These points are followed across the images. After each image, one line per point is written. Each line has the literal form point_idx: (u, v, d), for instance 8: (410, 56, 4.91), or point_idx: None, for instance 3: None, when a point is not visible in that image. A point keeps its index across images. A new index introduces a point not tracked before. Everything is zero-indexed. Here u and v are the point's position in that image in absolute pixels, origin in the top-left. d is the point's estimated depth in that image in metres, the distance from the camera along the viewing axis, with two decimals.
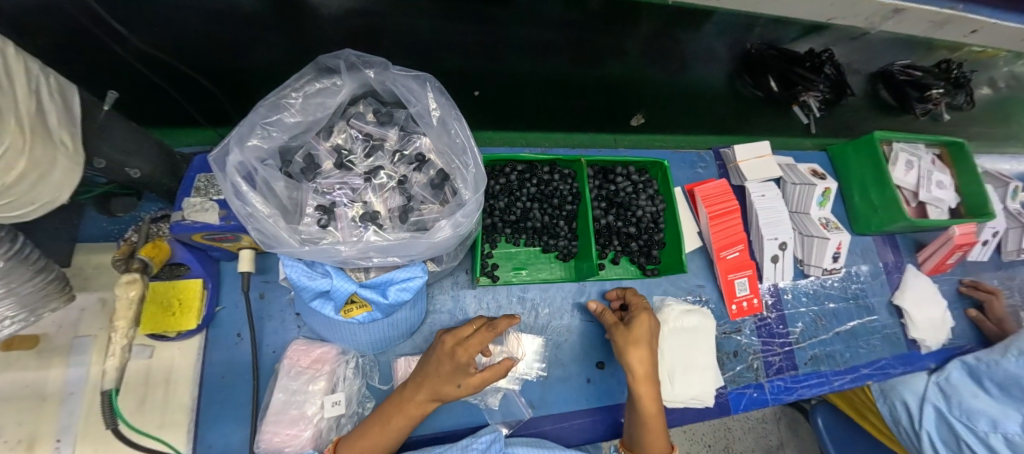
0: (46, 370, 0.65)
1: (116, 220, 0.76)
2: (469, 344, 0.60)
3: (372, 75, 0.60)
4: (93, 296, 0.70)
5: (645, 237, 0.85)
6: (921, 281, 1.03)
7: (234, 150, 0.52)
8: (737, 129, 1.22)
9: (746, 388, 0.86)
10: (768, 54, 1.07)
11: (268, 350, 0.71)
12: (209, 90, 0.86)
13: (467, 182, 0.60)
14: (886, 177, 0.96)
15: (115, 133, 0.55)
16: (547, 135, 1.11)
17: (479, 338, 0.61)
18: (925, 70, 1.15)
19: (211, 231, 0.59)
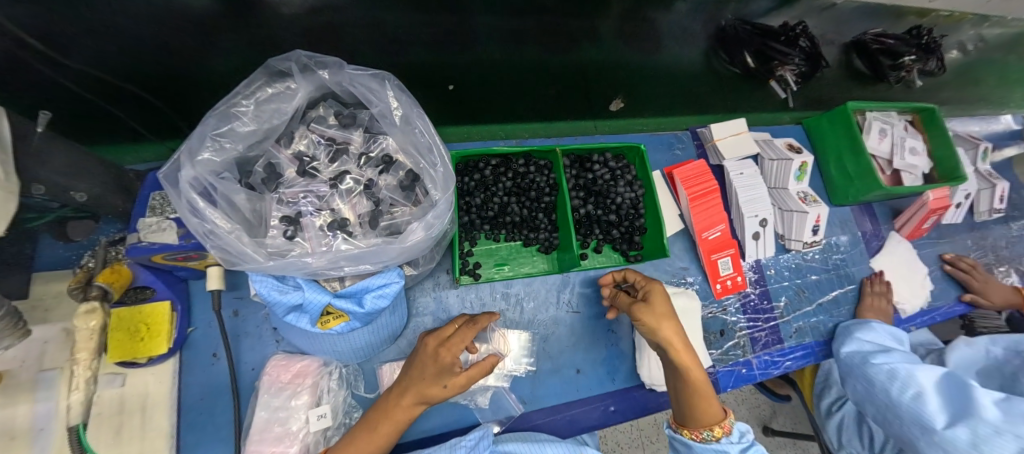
0: (11, 408, 0.62)
1: (72, 245, 0.72)
2: (452, 343, 0.59)
3: (327, 76, 0.57)
4: (56, 328, 0.67)
5: (626, 224, 0.85)
6: (900, 248, 1.06)
7: (185, 165, 0.49)
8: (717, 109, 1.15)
9: (734, 366, 0.87)
10: (744, 29, 1.07)
11: (248, 367, 0.69)
12: (152, 101, 0.81)
13: (436, 181, 0.58)
14: (860, 147, 0.97)
15: (52, 156, 0.51)
16: (524, 126, 1.03)
17: (462, 336, 0.60)
18: (896, 38, 1.15)
19: (172, 252, 0.57)
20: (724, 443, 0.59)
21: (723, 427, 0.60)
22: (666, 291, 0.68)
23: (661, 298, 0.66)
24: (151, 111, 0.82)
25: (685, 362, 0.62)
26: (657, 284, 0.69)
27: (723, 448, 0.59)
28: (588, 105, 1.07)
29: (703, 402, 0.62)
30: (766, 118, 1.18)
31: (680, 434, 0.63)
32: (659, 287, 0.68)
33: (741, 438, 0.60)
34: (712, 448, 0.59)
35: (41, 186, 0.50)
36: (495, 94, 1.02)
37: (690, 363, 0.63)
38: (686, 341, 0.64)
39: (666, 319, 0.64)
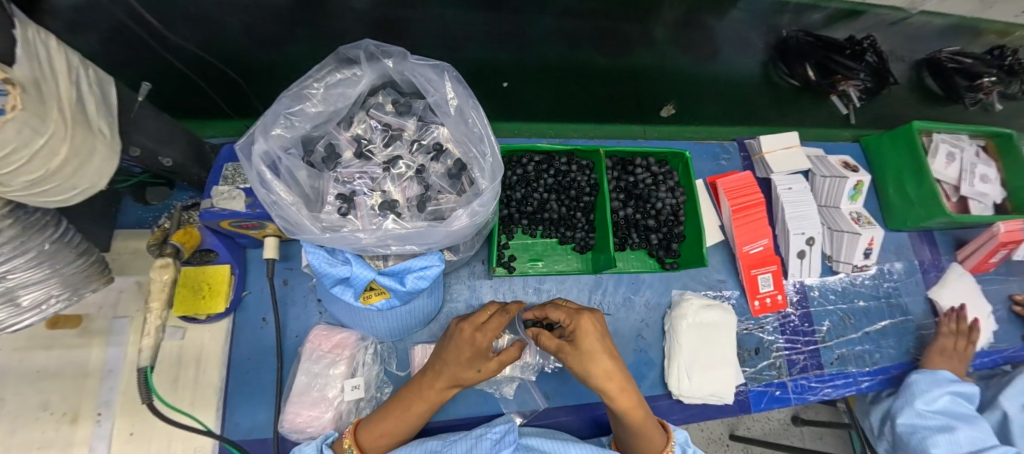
0: (89, 348, 0.69)
1: (151, 208, 0.79)
2: (488, 328, 0.60)
3: (391, 64, 0.61)
4: (130, 279, 0.74)
5: (665, 230, 0.83)
6: (964, 281, 0.97)
7: (259, 139, 0.54)
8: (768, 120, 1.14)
9: (768, 387, 0.83)
10: (805, 41, 1.00)
11: (292, 334, 0.74)
12: (235, 81, 0.86)
13: (484, 171, 0.60)
14: (924, 169, 0.91)
15: (148, 123, 0.57)
16: (575, 125, 1.05)
17: (497, 322, 0.60)
18: (975, 57, 1.07)
19: (238, 219, 0.62)
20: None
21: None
22: (598, 321, 0.59)
23: (589, 336, 0.57)
24: (235, 91, 0.87)
25: (622, 405, 0.57)
26: (589, 319, 0.58)
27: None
28: (638, 110, 1.07)
29: (647, 439, 0.60)
30: (823, 133, 1.14)
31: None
32: (587, 317, 0.58)
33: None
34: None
35: (137, 149, 0.56)
36: (546, 93, 1.02)
37: (631, 407, 0.58)
38: (624, 381, 0.58)
39: (597, 363, 0.57)
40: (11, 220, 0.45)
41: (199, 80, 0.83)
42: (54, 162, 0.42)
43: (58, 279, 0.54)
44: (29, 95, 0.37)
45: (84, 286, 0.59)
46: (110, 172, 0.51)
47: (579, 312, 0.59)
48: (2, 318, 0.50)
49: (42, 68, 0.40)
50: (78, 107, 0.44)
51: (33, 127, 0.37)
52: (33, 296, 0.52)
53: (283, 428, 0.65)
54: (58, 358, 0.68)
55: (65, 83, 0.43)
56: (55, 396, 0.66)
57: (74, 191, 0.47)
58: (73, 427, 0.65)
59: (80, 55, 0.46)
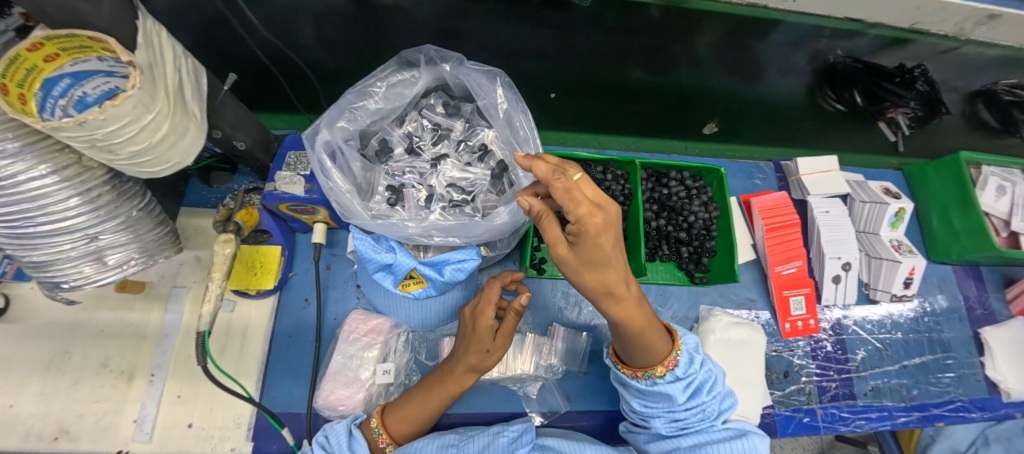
0: (149, 313, 0.76)
1: (214, 190, 0.86)
2: (484, 307, 0.63)
3: (447, 69, 0.65)
4: (190, 253, 0.80)
5: (696, 244, 0.84)
6: (1007, 332, 0.92)
7: (324, 130, 0.59)
8: (808, 142, 1.20)
9: (796, 412, 0.81)
10: (854, 67, 0.97)
11: (331, 316, 0.78)
12: (308, 79, 0.92)
13: (527, 172, 0.64)
14: (972, 201, 0.88)
15: (228, 111, 0.63)
16: (619, 138, 1.19)
17: (489, 296, 0.64)
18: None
19: (296, 202, 0.67)
20: (665, 385, 0.55)
21: (667, 365, 0.55)
22: (613, 219, 0.43)
23: (595, 242, 0.43)
24: (306, 89, 0.95)
25: (620, 313, 0.49)
26: (601, 218, 0.42)
27: (664, 391, 0.56)
28: (680, 128, 1.16)
29: (646, 347, 0.54)
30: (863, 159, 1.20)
31: (620, 368, 0.60)
32: (598, 218, 0.42)
33: (687, 373, 0.55)
34: (655, 390, 0.56)
35: (217, 133, 0.63)
36: (594, 105, 1.08)
37: (631, 315, 0.49)
38: (626, 279, 0.47)
39: (603, 269, 0.45)
40: (109, 187, 0.52)
41: (277, 75, 0.89)
42: (156, 136, 0.47)
43: (138, 243, 0.59)
44: (145, 77, 0.43)
45: (158, 253, 0.64)
46: (196, 151, 0.56)
47: (592, 208, 0.42)
48: (90, 274, 0.55)
49: (156, 57, 0.47)
50: (178, 90, 0.50)
51: (146, 105, 0.43)
52: (119, 256, 0.57)
53: (317, 403, 0.68)
54: (122, 320, 0.75)
55: (170, 69, 0.48)
56: (117, 355, 0.72)
57: (167, 165, 0.53)
58: (129, 385, 0.71)
59: (181, 46, 0.52)
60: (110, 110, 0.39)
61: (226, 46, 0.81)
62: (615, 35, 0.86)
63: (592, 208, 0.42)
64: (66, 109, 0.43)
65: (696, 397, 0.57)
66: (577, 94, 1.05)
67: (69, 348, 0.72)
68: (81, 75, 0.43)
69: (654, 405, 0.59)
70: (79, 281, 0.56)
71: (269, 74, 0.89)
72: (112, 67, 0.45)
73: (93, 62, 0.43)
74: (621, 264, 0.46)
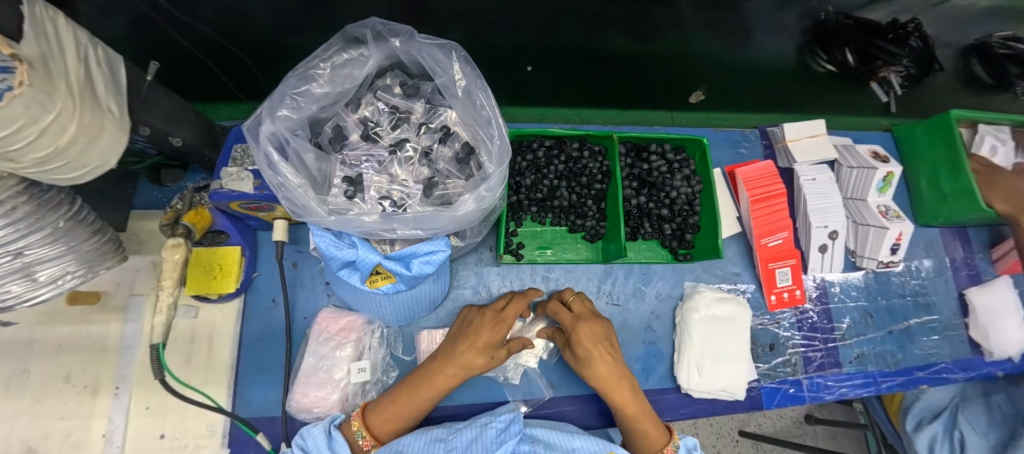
0: (107, 325, 0.72)
1: (165, 190, 0.80)
2: (504, 317, 0.66)
3: (397, 44, 0.59)
4: (145, 259, 0.76)
5: (679, 220, 0.81)
6: (1001, 296, 0.90)
7: (266, 120, 0.54)
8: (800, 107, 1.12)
9: (782, 384, 0.81)
10: (845, 24, 0.93)
11: (301, 316, 0.75)
12: (244, 62, 0.84)
13: (491, 155, 0.59)
14: (960, 161, 0.85)
15: (157, 103, 0.57)
16: (601, 112, 1.09)
17: (512, 309, 0.67)
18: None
19: (247, 200, 0.62)
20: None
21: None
22: (596, 329, 0.66)
23: (583, 341, 0.64)
24: (244, 74, 0.86)
25: (616, 400, 0.63)
26: (585, 326, 0.65)
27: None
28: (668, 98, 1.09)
29: (643, 435, 0.63)
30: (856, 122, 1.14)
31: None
32: (584, 326, 0.65)
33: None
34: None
35: (147, 128, 0.57)
36: (571, 77, 1.02)
37: (624, 400, 0.63)
38: (618, 377, 0.64)
39: (592, 361, 0.64)
40: (26, 197, 0.46)
41: (208, 60, 0.81)
42: (63, 139, 0.42)
43: (72, 256, 0.55)
44: (36, 71, 0.37)
45: (99, 264, 0.60)
46: (119, 152, 0.51)
47: (580, 318, 0.67)
48: (20, 292, 0.52)
49: (48, 44, 0.40)
50: (86, 84, 0.44)
51: (41, 103, 0.37)
52: (50, 271, 0.53)
53: (292, 407, 0.66)
54: (79, 333, 0.71)
55: (72, 59, 0.42)
56: (77, 370, 0.69)
57: (85, 169, 0.48)
58: (94, 399, 0.68)
59: (86, 33, 0.45)
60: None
61: (156, 31, 0.73)
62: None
63: (579, 320, 0.66)
64: None
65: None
66: (551, 66, 0.98)
67: (25, 366, 0.68)
68: None
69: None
70: (9, 301, 0.52)
71: (199, 59, 0.80)
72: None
73: None
74: (607, 359, 0.64)
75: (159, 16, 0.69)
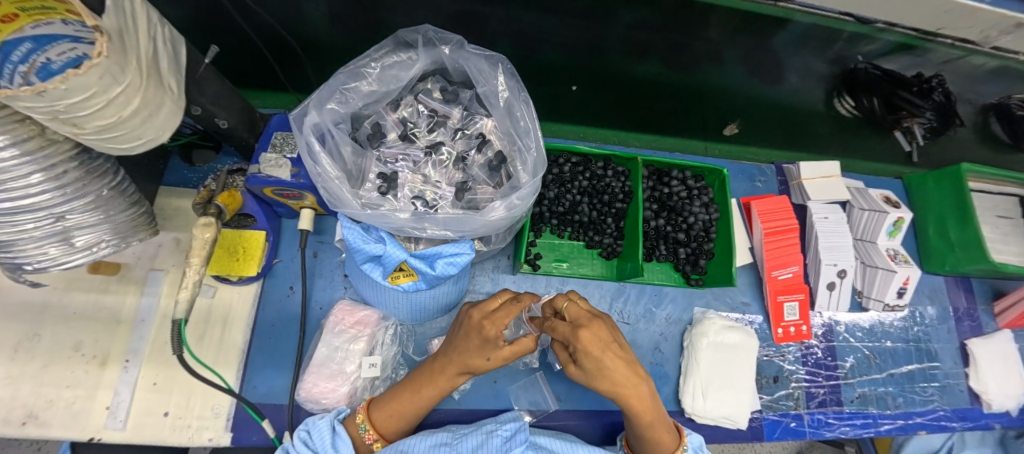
0: (125, 297, 0.72)
1: (196, 169, 0.82)
2: (495, 318, 0.56)
3: (446, 52, 0.62)
4: (169, 235, 0.76)
5: (694, 246, 0.83)
6: (990, 348, 0.93)
7: (313, 111, 0.56)
8: (828, 153, 1.20)
9: (783, 417, 0.81)
10: (873, 74, 0.94)
11: (316, 306, 0.76)
12: (300, 58, 0.88)
13: (526, 165, 0.61)
14: (968, 212, 0.88)
15: (209, 85, 0.59)
16: (641, 136, 1.15)
17: (504, 313, 0.56)
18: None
19: (282, 187, 0.63)
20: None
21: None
22: (602, 334, 0.55)
23: (590, 354, 0.54)
24: (297, 69, 0.90)
25: (634, 406, 0.57)
26: (587, 337, 0.54)
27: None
28: (702, 127, 1.13)
29: (653, 440, 0.61)
30: (882, 168, 1.20)
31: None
32: (584, 334, 0.54)
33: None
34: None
35: (198, 108, 0.59)
36: (606, 98, 1.05)
37: (644, 410, 0.58)
38: (633, 379, 0.57)
39: (603, 375, 0.55)
40: (76, 163, 0.48)
41: (266, 51, 0.84)
42: (125, 111, 0.43)
43: (109, 224, 0.56)
44: (113, 44, 0.39)
45: (132, 235, 0.61)
46: (172, 128, 0.53)
47: (581, 324, 0.55)
48: (56, 255, 0.53)
49: (126, 20, 0.42)
50: (153, 61, 0.46)
51: (114, 75, 0.39)
52: (87, 238, 0.54)
53: (300, 396, 0.66)
54: (96, 302, 0.71)
55: (144, 37, 0.44)
56: (88, 339, 0.69)
57: (139, 141, 0.49)
58: (101, 371, 0.68)
59: (158, 13, 0.47)
60: (74, 80, 0.35)
61: (229, 21, 0.76)
62: (627, 26, 0.82)
63: (579, 326, 0.55)
64: (26, 76, 0.37)
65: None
66: (593, 87, 1.02)
67: (37, 330, 0.68)
68: (43, 40, 0.37)
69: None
70: (45, 262, 0.53)
71: (258, 49, 0.83)
72: (79, 32, 0.39)
73: (57, 25, 0.38)
74: (619, 364, 0.55)
75: (231, 4, 0.72)
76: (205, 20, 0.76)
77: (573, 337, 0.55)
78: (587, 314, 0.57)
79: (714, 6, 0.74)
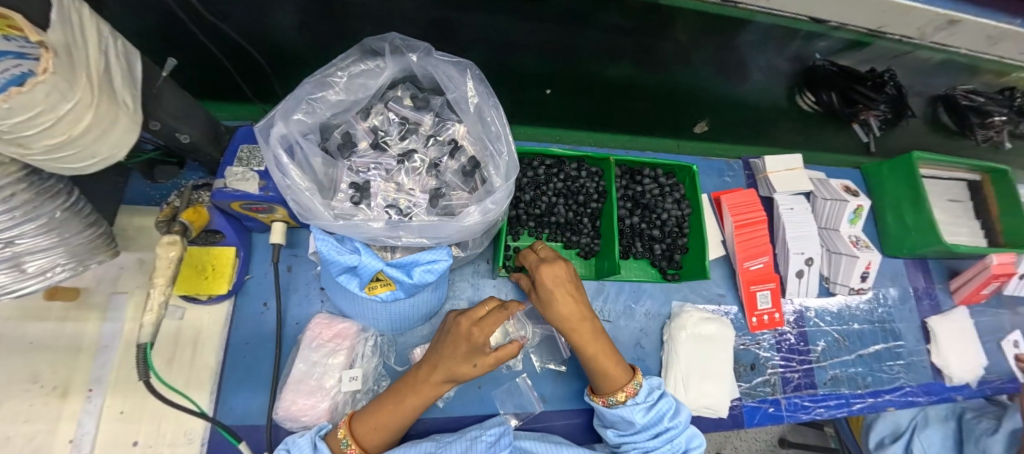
0: (86, 323, 0.69)
1: (159, 187, 0.80)
2: (485, 324, 0.61)
3: (414, 59, 0.62)
4: (133, 256, 0.73)
5: (668, 241, 0.85)
6: (948, 324, 0.99)
7: (279, 122, 0.54)
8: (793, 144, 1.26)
9: (762, 403, 0.84)
10: (831, 71, 0.99)
11: (292, 321, 0.74)
12: (263, 69, 0.87)
13: (499, 170, 0.61)
14: (921, 197, 0.93)
15: (167, 99, 0.57)
16: (614, 136, 1.19)
17: (494, 319, 0.61)
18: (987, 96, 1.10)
19: (250, 201, 0.61)
20: (626, 408, 0.63)
21: (627, 392, 0.63)
22: (561, 269, 0.65)
23: (547, 281, 0.64)
24: (260, 80, 0.89)
25: (579, 339, 0.64)
26: (547, 266, 0.65)
27: (623, 414, 0.63)
28: (675, 126, 1.17)
29: (603, 376, 0.64)
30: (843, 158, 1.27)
31: (592, 399, 0.68)
32: (546, 265, 0.65)
33: (646, 398, 0.63)
34: (616, 412, 0.64)
35: (157, 124, 0.57)
36: (581, 101, 1.07)
37: (591, 344, 0.64)
38: (581, 316, 0.64)
39: (558, 303, 0.64)
40: (25, 184, 0.45)
41: (226, 63, 0.83)
42: (77, 128, 0.41)
43: (64, 248, 0.53)
44: (59, 59, 0.37)
45: (89, 257, 0.59)
46: (128, 145, 0.51)
47: (544, 260, 0.67)
48: (5, 283, 0.50)
49: (73, 33, 0.40)
50: (105, 76, 0.44)
51: (62, 91, 0.37)
52: (39, 263, 0.51)
53: (278, 415, 0.64)
54: (54, 330, 0.67)
55: (94, 51, 0.42)
56: (46, 369, 0.65)
57: (93, 159, 0.47)
58: (62, 403, 0.64)
59: (109, 26, 0.46)
60: (16, 98, 0.33)
61: (187, 34, 0.75)
62: (594, 30, 0.84)
63: (542, 261, 0.66)
64: None
65: (658, 422, 0.63)
66: (567, 90, 1.04)
67: None
68: None
69: (625, 434, 0.65)
70: None
71: (218, 62, 0.82)
72: None
73: None
74: (570, 297, 0.64)
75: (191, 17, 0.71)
76: (165, 35, 0.74)
77: (534, 269, 0.66)
78: (552, 254, 0.68)
79: (677, 8, 0.77)
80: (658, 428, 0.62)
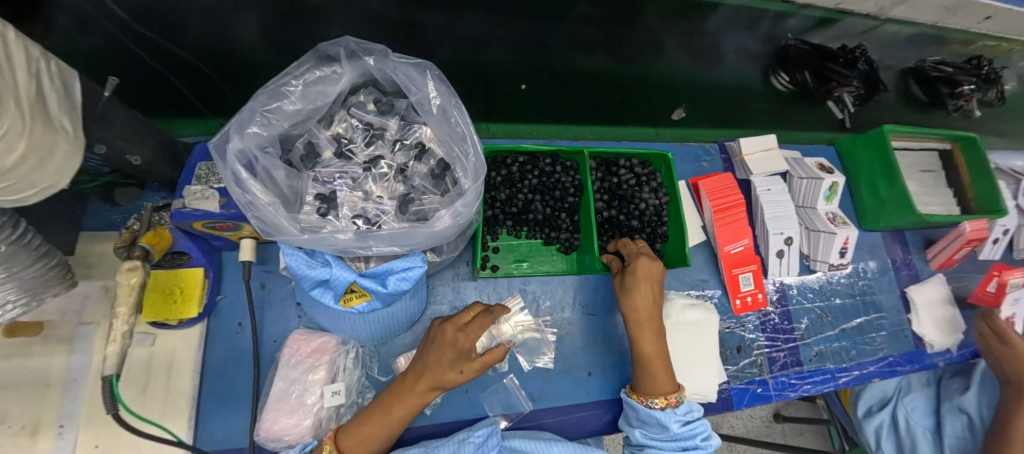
0: (51, 358, 0.66)
1: (120, 209, 0.77)
2: (471, 329, 0.62)
3: (371, 62, 0.60)
4: (96, 284, 0.71)
5: (648, 231, 0.84)
6: (926, 292, 1.01)
7: (234, 137, 0.51)
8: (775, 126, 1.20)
9: (749, 384, 0.85)
10: (802, 49, 1.01)
11: (269, 339, 0.73)
12: (213, 82, 0.85)
13: (468, 171, 0.59)
14: (894, 169, 0.94)
15: (113, 118, 0.55)
16: (594, 129, 1.09)
17: (480, 323, 0.63)
18: (955, 67, 1.12)
19: (212, 220, 0.59)
20: (665, 413, 0.63)
21: (669, 400, 0.64)
22: (653, 266, 0.69)
23: (640, 271, 0.68)
24: (214, 95, 0.87)
25: (640, 333, 0.66)
26: (645, 259, 0.69)
27: (660, 417, 0.63)
28: (650, 114, 1.11)
29: (650, 378, 0.66)
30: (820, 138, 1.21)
31: (630, 397, 0.68)
32: (644, 258, 0.69)
33: (685, 414, 0.63)
34: (653, 415, 0.63)
35: (102, 146, 0.53)
36: (554, 95, 1.04)
37: (648, 340, 0.66)
38: (650, 315, 0.67)
39: (637, 294, 0.67)
40: None
41: (171, 77, 0.81)
42: (11, 159, 0.39)
43: (15, 284, 0.50)
44: None
45: (43, 291, 0.56)
46: (71, 172, 0.48)
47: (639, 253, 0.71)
48: None
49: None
50: (37, 100, 0.41)
51: None
52: None
53: (259, 436, 0.62)
54: (17, 367, 0.64)
55: (23, 75, 0.40)
56: (13, 408, 0.62)
57: (33, 190, 0.44)
58: (32, 442, 0.61)
59: (40, 47, 0.42)
60: None
61: (128, 47, 0.74)
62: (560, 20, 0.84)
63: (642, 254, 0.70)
64: None
65: (689, 439, 0.63)
66: (544, 85, 1.02)
67: None
68: None
69: (651, 438, 0.64)
70: None
71: (161, 76, 0.80)
72: None
73: None
74: (649, 293, 0.67)
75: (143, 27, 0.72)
76: (109, 50, 0.73)
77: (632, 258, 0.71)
78: (649, 253, 0.72)
79: None
80: (690, 443, 0.63)
